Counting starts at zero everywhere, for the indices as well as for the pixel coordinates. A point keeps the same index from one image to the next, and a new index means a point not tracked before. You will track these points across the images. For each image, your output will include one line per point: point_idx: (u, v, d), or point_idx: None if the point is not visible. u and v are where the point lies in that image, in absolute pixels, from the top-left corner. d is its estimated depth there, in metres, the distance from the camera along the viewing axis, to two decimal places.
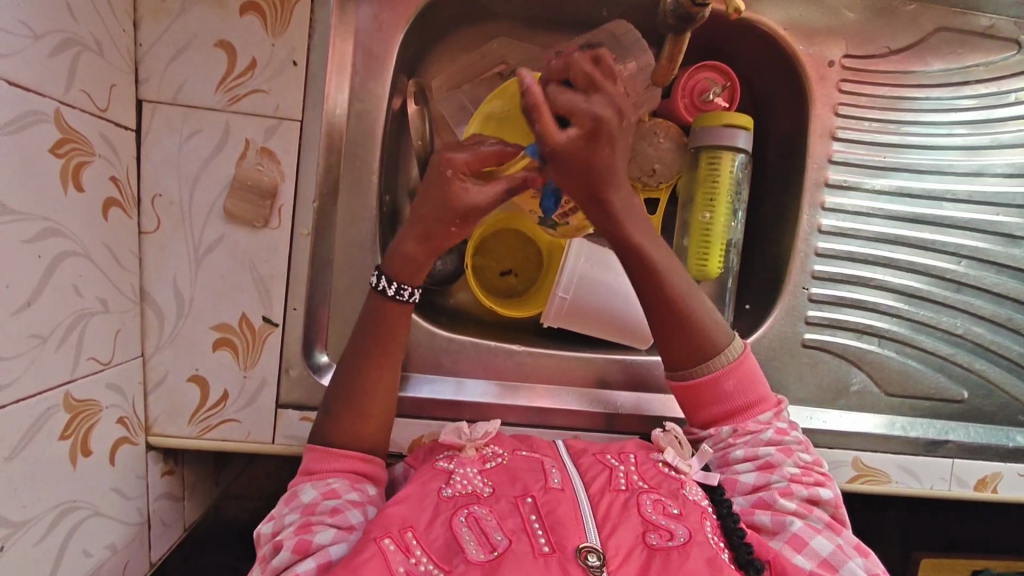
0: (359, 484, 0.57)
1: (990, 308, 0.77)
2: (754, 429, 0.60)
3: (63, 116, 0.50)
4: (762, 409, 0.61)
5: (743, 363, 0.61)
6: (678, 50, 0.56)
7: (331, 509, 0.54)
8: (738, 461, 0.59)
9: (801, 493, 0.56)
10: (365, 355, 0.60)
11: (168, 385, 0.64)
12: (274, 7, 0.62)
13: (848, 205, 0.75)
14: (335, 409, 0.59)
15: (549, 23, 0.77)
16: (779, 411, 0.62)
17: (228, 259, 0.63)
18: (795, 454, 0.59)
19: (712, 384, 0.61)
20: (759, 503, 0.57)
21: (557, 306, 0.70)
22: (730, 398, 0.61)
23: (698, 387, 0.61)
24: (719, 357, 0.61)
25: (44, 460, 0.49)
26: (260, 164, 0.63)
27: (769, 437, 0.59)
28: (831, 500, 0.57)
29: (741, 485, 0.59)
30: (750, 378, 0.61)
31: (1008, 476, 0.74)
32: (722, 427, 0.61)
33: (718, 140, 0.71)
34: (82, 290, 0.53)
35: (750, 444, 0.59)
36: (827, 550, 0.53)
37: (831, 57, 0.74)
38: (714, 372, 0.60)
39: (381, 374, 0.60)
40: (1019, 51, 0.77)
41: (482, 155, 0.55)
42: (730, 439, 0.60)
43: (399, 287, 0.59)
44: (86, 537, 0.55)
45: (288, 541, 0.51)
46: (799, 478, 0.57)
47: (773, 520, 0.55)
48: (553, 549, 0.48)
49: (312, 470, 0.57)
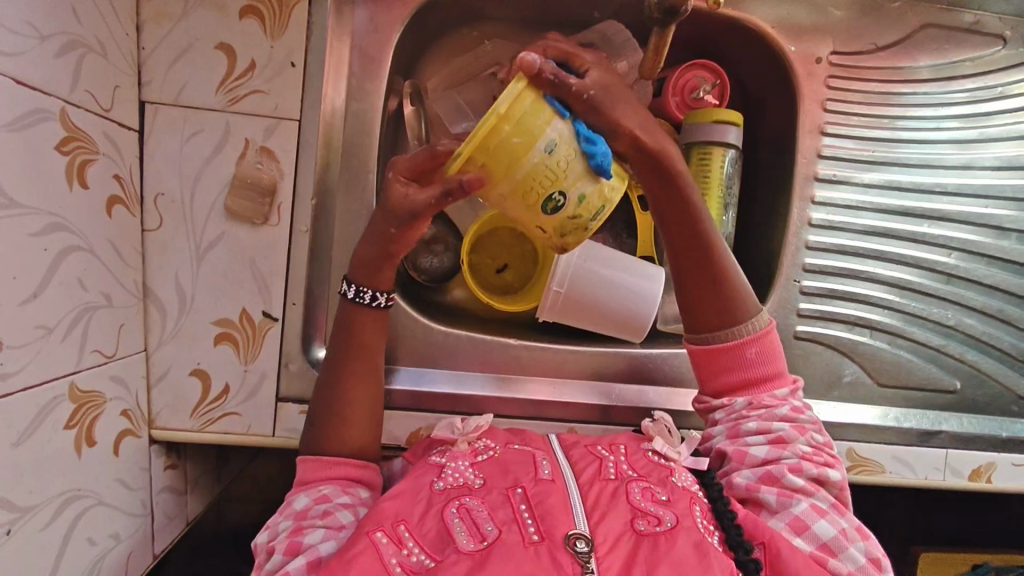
0: (352, 487, 0.58)
1: (982, 299, 0.78)
2: (769, 403, 0.60)
3: (69, 114, 0.52)
4: (779, 386, 0.62)
5: (767, 336, 0.62)
6: (663, 42, 0.59)
7: (322, 512, 0.55)
8: (750, 432, 0.59)
9: (811, 471, 0.57)
10: (344, 367, 0.61)
11: (171, 379, 0.65)
12: (272, 10, 0.64)
13: (838, 198, 0.76)
14: (328, 419, 0.60)
15: (542, 24, 0.79)
16: (795, 390, 0.62)
17: (229, 256, 0.65)
18: (808, 433, 0.59)
19: (736, 349, 0.61)
20: (767, 477, 0.57)
21: (552, 300, 0.71)
22: (751, 367, 0.61)
23: (722, 352, 0.61)
24: (746, 323, 0.61)
25: (50, 448, 0.51)
26: (259, 163, 0.64)
27: (785, 413, 0.59)
28: (838, 481, 0.58)
29: (750, 457, 0.59)
30: (771, 351, 0.62)
31: (1002, 466, 0.74)
32: (737, 398, 0.61)
33: (708, 137, 0.73)
34: (87, 284, 0.55)
35: (765, 416, 0.60)
36: (829, 534, 0.53)
37: (819, 54, 0.75)
38: (740, 338, 0.61)
39: (366, 384, 0.61)
40: (1005, 46, 0.78)
41: (417, 160, 0.53)
42: (744, 410, 0.60)
43: (359, 289, 0.60)
44: (90, 526, 0.56)
45: (281, 543, 0.52)
46: (810, 457, 0.58)
47: (778, 499, 0.56)
48: (542, 537, 0.49)
49: (305, 481, 0.58)
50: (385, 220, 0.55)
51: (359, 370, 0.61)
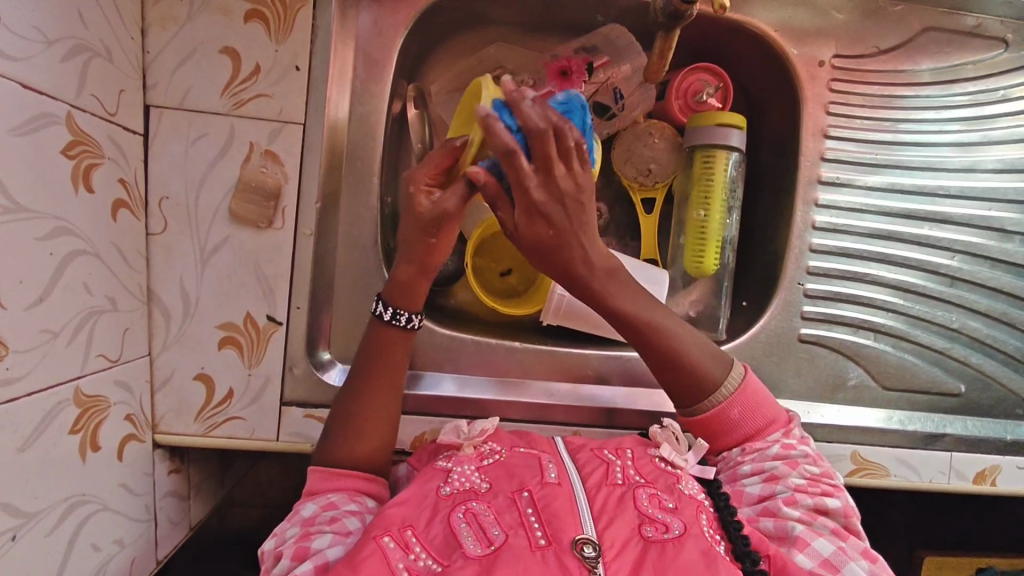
0: (358, 496, 0.58)
1: (985, 302, 0.78)
2: (761, 447, 0.61)
3: (74, 118, 0.52)
4: (772, 430, 0.62)
5: (746, 390, 0.61)
6: (667, 47, 0.62)
7: (329, 518, 0.55)
8: (745, 476, 0.60)
9: (805, 502, 0.56)
10: (366, 381, 0.61)
11: (175, 383, 0.65)
12: (277, 13, 0.64)
13: (841, 201, 0.76)
14: (341, 429, 0.60)
15: (545, 28, 0.79)
16: (788, 430, 0.62)
17: (234, 259, 0.65)
18: (801, 466, 0.59)
19: (718, 416, 0.61)
20: (764, 511, 0.57)
21: (554, 304, 0.72)
22: (739, 427, 0.61)
23: (704, 422, 0.62)
24: (719, 390, 0.61)
25: (54, 453, 0.51)
26: (264, 167, 0.64)
27: (775, 452, 0.60)
28: (840, 509, 0.56)
29: (747, 496, 0.59)
30: (755, 406, 0.61)
31: (1007, 468, 0.74)
32: (732, 449, 0.62)
33: (711, 140, 0.73)
34: (92, 288, 0.55)
35: (758, 459, 0.60)
36: (828, 551, 0.53)
37: (822, 57, 0.75)
38: (719, 406, 0.61)
39: (387, 401, 0.61)
40: (1007, 49, 0.78)
41: (435, 162, 0.53)
42: (738, 458, 0.61)
43: (396, 312, 0.61)
44: (94, 531, 0.56)
45: (288, 548, 0.52)
46: (804, 488, 0.57)
47: (776, 527, 0.56)
48: (549, 541, 0.49)
49: (314, 491, 0.58)
50: (422, 233, 0.55)
51: (382, 385, 0.61)
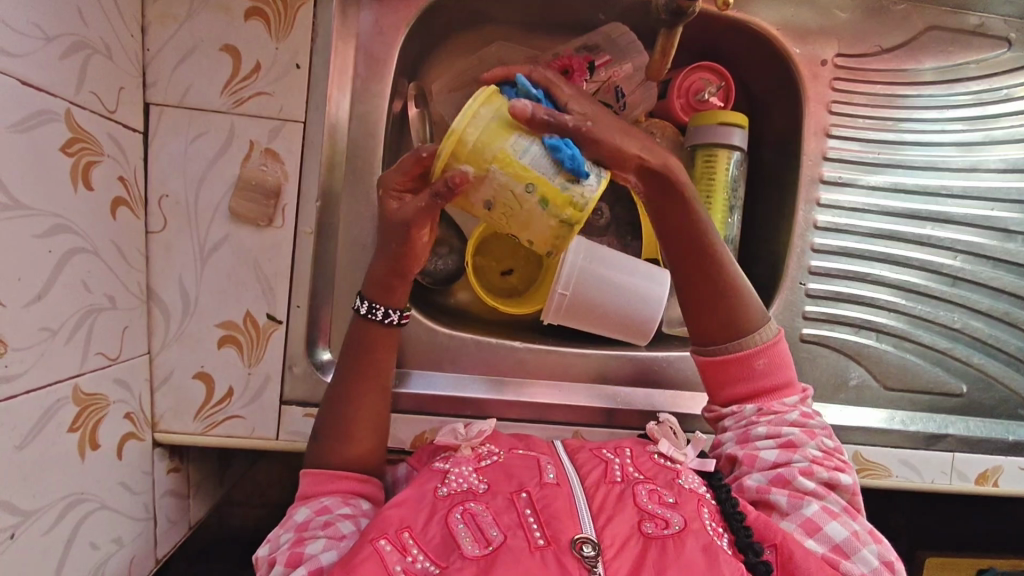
0: (352, 499, 0.58)
1: (988, 302, 0.77)
2: (779, 410, 0.60)
3: (73, 115, 0.52)
4: (788, 393, 0.61)
5: (776, 346, 0.61)
6: (670, 44, 0.62)
7: (324, 523, 0.54)
8: (759, 438, 0.59)
9: (821, 474, 0.56)
10: (354, 382, 0.60)
11: (174, 382, 0.65)
12: (278, 11, 0.63)
13: (843, 200, 0.76)
14: (333, 431, 0.59)
15: (547, 26, 0.78)
16: (805, 398, 0.62)
17: (233, 258, 0.64)
18: (818, 437, 0.59)
19: (744, 361, 0.61)
20: (778, 480, 0.57)
21: (556, 303, 0.70)
22: (759, 377, 0.61)
23: (729, 364, 0.61)
24: (752, 335, 0.61)
25: (52, 451, 0.50)
26: (264, 165, 0.64)
27: (794, 419, 0.59)
28: (849, 486, 0.57)
29: (760, 461, 0.58)
30: (780, 361, 0.61)
31: (1009, 469, 0.74)
32: (746, 405, 0.61)
33: (713, 139, 0.73)
34: (90, 286, 0.54)
35: (774, 422, 0.59)
36: (841, 535, 0.53)
37: (824, 56, 0.75)
38: (747, 349, 0.61)
39: (375, 401, 0.61)
40: (1010, 48, 0.78)
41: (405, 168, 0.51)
42: (754, 417, 0.60)
43: (372, 305, 0.59)
44: (93, 530, 0.55)
45: (282, 555, 0.52)
46: (820, 460, 0.57)
47: (790, 501, 0.55)
48: (548, 542, 0.48)
49: (307, 494, 0.58)
50: (389, 240, 0.55)
51: (369, 387, 0.60)
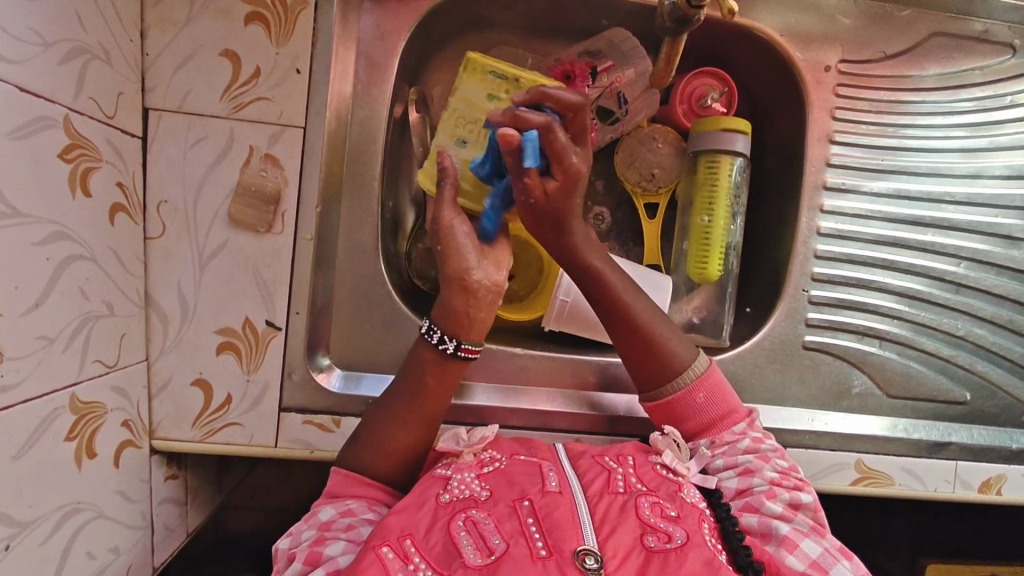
0: (377, 506, 0.58)
1: (991, 309, 0.77)
2: (731, 440, 0.62)
3: (71, 122, 0.51)
4: (735, 420, 0.64)
5: (709, 378, 0.64)
6: (675, 51, 0.62)
7: (346, 525, 0.54)
8: (719, 469, 0.61)
9: (782, 496, 0.57)
10: (410, 400, 0.60)
11: (172, 389, 0.64)
12: (279, 16, 0.63)
13: (847, 207, 0.76)
14: (373, 440, 0.59)
15: (548, 31, 0.78)
16: (751, 421, 0.64)
17: (232, 264, 0.64)
18: (772, 460, 0.61)
19: (681, 401, 0.64)
20: (745, 506, 0.58)
21: (557, 309, 0.72)
22: (702, 412, 0.64)
23: (669, 406, 0.64)
24: (684, 375, 0.64)
25: (49, 460, 0.50)
26: (263, 170, 0.64)
27: (746, 446, 0.62)
28: (811, 503, 0.58)
29: (726, 490, 0.60)
30: (718, 390, 0.64)
31: (1013, 478, 0.74)
32: (700, 440, 0.63)
33: (715, 145, 0.72)
34: (88, 293, 0.54)
35: (729, 453, 0.62)
36: (816, 552, 0.53)
37: (827, 61, 0.75)
38: (682, 389, 0.63)
39: (426, 424, 0.60)
40: (1014, 55, 0.77)
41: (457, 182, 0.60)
42: (708, 451, 0.63)
43: (431, 327, 0.60)
44: (90, 539, 0.55)
45: (302, 552, 0.52)
46: (779, 482, 0.59)
47: (761, 522, 0.55)
48: (550, 552, 0.48)
49: (335, 493, 0.58)
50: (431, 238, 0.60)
51: (424, 410, 0.60)
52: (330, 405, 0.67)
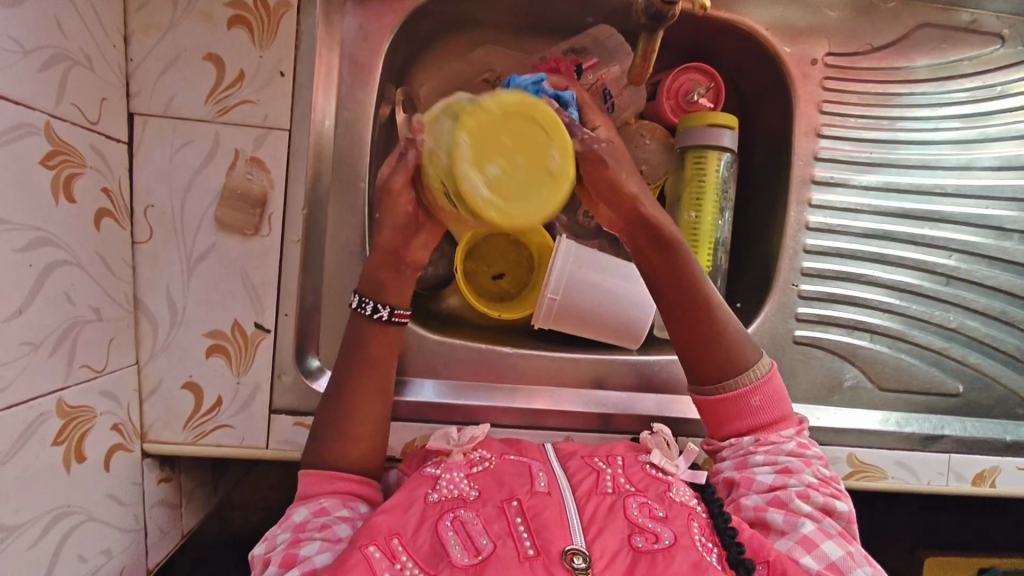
0: (352, 501, 0.57)
1: (984, 301, 0.76)
2: (776, 440, 0.59)
3: (53, 128, 0.51)
4: (785, 426, 0.61)
5: (771, 380, 0.61)
6: (651, 48, 0.62)
7: (320, 525, 0.54)
8: (758, 464, 0.58)
9: (817, 499, 0.56)
10: (352, 390, 0.60)
11: (162, 392, 0.65)
12: (261, 18, 0.63)
13: (835, 201, 0.75)
14: (327, 434, 0.59)
15: (535, 30, 0.78)
16: (801, 429, 0.62)
17: (220, 267, 0.64)
18: (814, 466, 0.58)
19: (738, 400, 0.60)
20: (774, 501, 0.56)
21: (546, 308, 0.71)
22: (756, 414, 0.60)
23: (724, 403, 0.61)
24: (746, 373, 0.60)
25: (37, 465, 0.50)
26: (249, 173, 0.64)
27: (792, 448, 0.59)
28: (845, 513, 0.57)
29: (757, 484, 0.58)
30: (776, 395, 0.61)
31: (1007, 469, 0.73)
32: (744, 437, 0.60)
33: (702, 140, 0.72)
34: (74, 298, 0.54)
35: (771, 452, 0.59)
36: (837, 554, 0.52)
37: (814, 55, 0.75)
38: (741, 389, 0.60)
39: (372, 413, 0.60)
40: (1003, 45, 0.77)
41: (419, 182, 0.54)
42: (751, 447, 0.60)
43: (361, 300, 0.60)
44: (80, 542, 0.55)
45: (277, 555, 0.52)
46: (816, 486, 0.57)
47: (785, 520, 0.55)
48: (538, 552, 0.48)
49: (306, 495, 0.57)
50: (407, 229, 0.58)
51: (365, 397, 0.60)
52: None
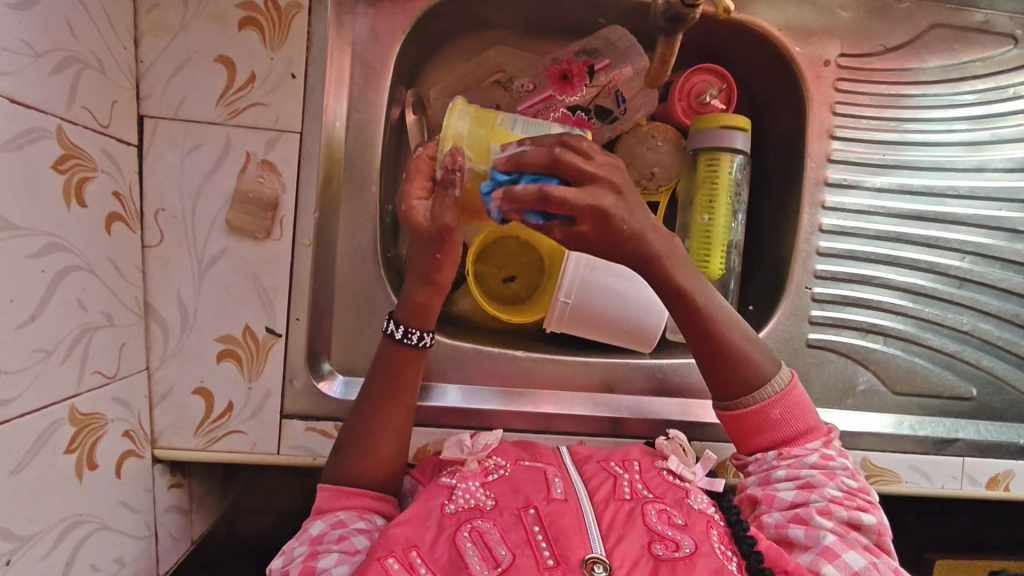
0: (369, 514, 0.57)
1: (996, 304, 0.76)
2: (799, 453, 0.59)
3: (65, 132, 0.51)
4: (812, 437, 0.60)
5: (793, 393, 0.59)
6: (670, 51, 0.62)
7: (337, 537, 0.54)
8: (780, 480, 0.58)
9: (840, 513, 0.55)
10: (377, 406, 0.60)
11: (173, 398, 0.64)
12: (272, 19, 0.62)
13: (849, 203, 0.75)
14: (349, 446, 0.59)
15: (545, 30, 0.78)
16: (829, 440, 0.60)
17: (231, 272, 0.64)
18: (840, 478, 0.57)
19: (759, 415, 0.59)
20: (796, 518, 0.56)
21: (558, 311, 0.71)
22: (778, 428, 0.59)
23: (743, 417, 0.59)
24: (765, 386, 0.59)
25: (49, 474, 0.50)
26: (261, 176, 0.63)
27: (814, 461, 0.58)
28: (874, 525, 0.55)
29: (778, 501, 0.57)
30: (799, 408, 0.60)
31: (1021, 474, 0.73)
32: (768, 452, 0.60)
33: (715, 141, 0.71)
34: (86, 304, 0.54)
35: (793, 466, 0.58)
36: (859, 565, 0.52)
37: (827, 56, 0.74)
38: (763, 403, 0.59)
39: (394, 430, 0.60)
40: (1015, 46, 0.76)
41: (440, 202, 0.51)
42: (774, 462, 0.59)
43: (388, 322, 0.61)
44: (93, 551, 0.55)
45: (295, 567, 0.52)
46: (840, 500, 0.56)
47: (807, 535, 0.54)
48: (557, 561, 0.48)
49: (323, 508, 0.57)
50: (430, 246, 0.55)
51: (390, 416, 0.60)
52: (332, 412, 0.67)
